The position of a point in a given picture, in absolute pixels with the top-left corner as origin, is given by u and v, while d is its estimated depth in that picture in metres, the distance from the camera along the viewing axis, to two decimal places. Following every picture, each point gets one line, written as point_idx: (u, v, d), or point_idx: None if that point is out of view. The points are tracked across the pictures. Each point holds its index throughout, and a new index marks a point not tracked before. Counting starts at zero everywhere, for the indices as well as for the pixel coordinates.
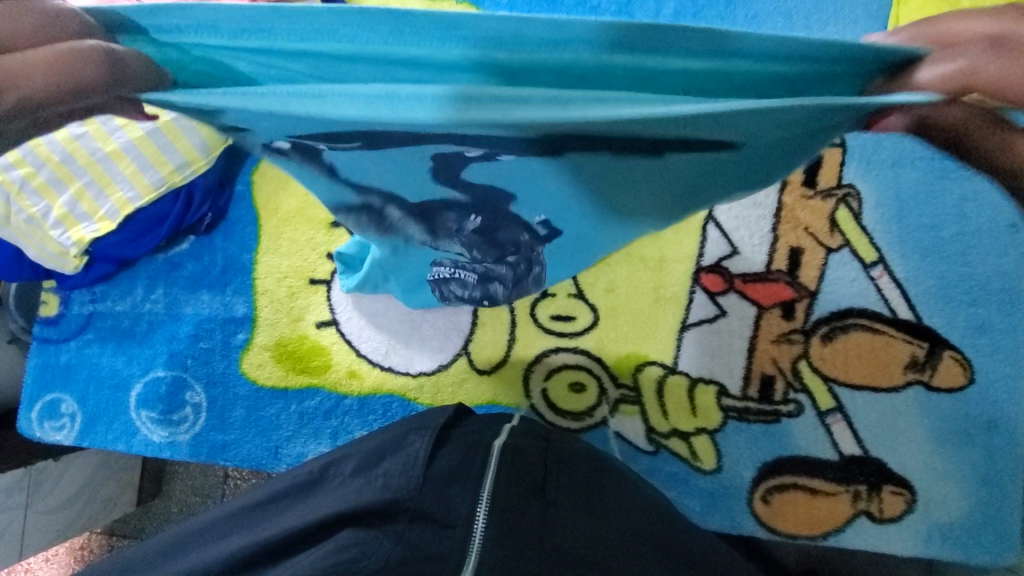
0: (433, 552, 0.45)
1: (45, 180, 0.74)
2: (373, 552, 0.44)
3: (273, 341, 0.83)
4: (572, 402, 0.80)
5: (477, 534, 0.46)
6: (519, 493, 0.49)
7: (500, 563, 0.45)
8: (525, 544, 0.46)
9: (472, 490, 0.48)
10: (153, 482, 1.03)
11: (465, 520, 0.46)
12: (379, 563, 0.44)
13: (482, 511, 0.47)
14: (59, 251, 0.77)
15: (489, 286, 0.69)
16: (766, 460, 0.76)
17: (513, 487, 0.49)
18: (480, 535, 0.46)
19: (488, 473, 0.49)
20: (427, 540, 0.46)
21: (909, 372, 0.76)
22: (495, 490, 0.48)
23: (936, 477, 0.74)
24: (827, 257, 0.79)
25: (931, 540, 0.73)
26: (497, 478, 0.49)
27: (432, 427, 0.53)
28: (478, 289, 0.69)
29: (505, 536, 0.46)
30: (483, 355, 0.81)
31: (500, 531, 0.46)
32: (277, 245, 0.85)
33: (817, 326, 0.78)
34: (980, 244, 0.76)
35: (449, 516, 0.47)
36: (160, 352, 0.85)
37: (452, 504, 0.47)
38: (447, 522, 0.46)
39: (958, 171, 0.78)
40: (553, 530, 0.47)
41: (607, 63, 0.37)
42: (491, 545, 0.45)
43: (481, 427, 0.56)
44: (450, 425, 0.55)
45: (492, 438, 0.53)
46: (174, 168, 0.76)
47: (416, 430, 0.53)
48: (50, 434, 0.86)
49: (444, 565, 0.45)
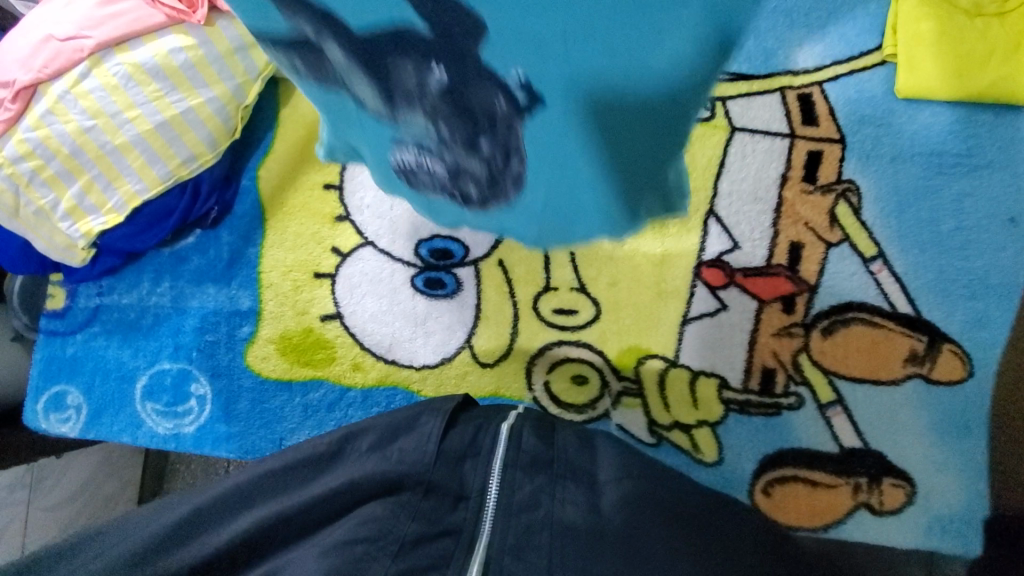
0: (448, 527, 0.48)
1: (55, 173, 0.74)
2: (391, 531, 0.47)
3: (278, 333, 0.84)
4: (573, 395, 0.80)
5: (488, 505, 0.49)
6: (526, 467, 0.51)
7: (511, 532, 0.47)
8: (534, 515, 0.48)
9: (483, 465, 0.51)
10: (154, 479, 1.01)
11: (478, 492, 0.50)
12: (396, 543, 0.46)
13: (494, 483, 0.50)
14: (67, 243, 0.79)
15: (466, 184, 0.50)
16: (767, 452, 0.77)
17: (521, 463, 0.51)
18: (492, 506, 0.49)
19: (498, 451, 0.52)
20: (442, 512, 0.49)
21: (910, 365, 0.76)
22: (504, 468, 0.50)
23: (936, 469, 0.74)
24: (827, 251, 0.80)
25: (931, 531, 0.73)
26: (506, 461, 0.51)
27: (443, 409, 0.54)
28: (454, 185, 0.51)
29: (516, 509, 0.48)
30: (486, 348, 0.82)
31: (510, 504, 0.48)
32: (282, 239, 0.86)
33: (818, 319, 0.78)
34: (978, 238, 0.78)
35: (463, 489, 0.50)
36: (165, 345, 0.85)
37: (465, 478, 0.51)
38: (462, 494, 0.50)
39: (955, 167, 0.79)
40: (557, 500, 0.49)
41: None
42: (503, 518, 0.48)
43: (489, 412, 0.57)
44: (460, 408, 0.56)
45: (500, 421, 0.55)
46: (182, 162, 0.78)
47: (427, 411, 0.54)
48: (56, 426, 0.87)
49: (458, 538, 0.48)
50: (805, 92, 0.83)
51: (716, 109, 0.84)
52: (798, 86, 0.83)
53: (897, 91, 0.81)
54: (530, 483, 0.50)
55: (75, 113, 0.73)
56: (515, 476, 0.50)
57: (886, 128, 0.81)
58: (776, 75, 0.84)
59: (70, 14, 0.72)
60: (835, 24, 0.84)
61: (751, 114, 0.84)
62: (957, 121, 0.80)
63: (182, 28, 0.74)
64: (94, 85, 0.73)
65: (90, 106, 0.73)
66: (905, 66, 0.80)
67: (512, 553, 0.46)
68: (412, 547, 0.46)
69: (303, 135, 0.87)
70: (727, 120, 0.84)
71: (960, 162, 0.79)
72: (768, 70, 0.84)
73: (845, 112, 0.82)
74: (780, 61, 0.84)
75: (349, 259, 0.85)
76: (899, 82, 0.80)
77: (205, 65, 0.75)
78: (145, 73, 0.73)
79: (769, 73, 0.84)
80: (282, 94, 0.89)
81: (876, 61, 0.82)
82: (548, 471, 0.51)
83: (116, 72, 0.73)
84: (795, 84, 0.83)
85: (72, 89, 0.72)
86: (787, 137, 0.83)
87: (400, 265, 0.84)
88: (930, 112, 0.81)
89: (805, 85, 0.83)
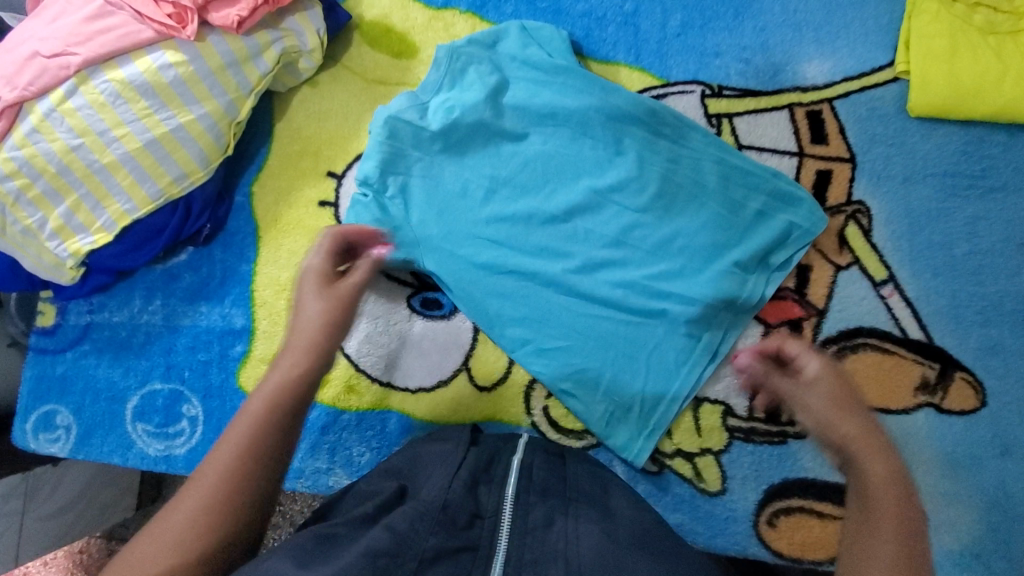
0: (466, 542, 0.48)
1: (41, 192, 0.73)
2: (411, 547, 0.45)
3: (271, 353, 0.82)
4: (572, 420, 0.78)
5: (505, 523, 0.50)
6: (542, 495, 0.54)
7: (527, 548, 0.48)
8: (548, 531, 0.50)
9: (497, 489, 0.53)
10: (153, 486, 1.00)
11: (494, 512, 0.51)
12: (416, 560, 0.45)
13: (509, 504, 0.51)
14: (56, 261, 0.78)
15: (474, 158, 0.77)
16: (771, 482, 0.75)
17: (535, 490, 0.54)
18: (507, 524, 0.50)
19: (510, 481, 0.54)
20: (459, 527, 0.49)
21: (921, 394, 0.74)
22: (517, 491, 0.53)
23: (948, 502, 0.72)
24: (836, 274, 0.77)
25: (941, 566, 0.71)
26: (519, 486, 0.54)
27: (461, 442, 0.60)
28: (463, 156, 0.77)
29: (531, 528, 0.50)
30: (483, 371, 0.80)
31: (524, 523, 0.50)
32: (276, 256, 0.84)
33: (826, 345, 0.76)
34: (992, 263, 0.76)
35: (478, 508, 0.51)
36: (157, 365, 0.84)
37: (481, 500, 0.52)
38: (477, 513, 0.51)
39: (970, 189, 0.77)
40: (564, 520, 0.51)
41: (561, 176, 0.76)
42: (517, 535, 0.49)
43: (498, 445, 0.62)
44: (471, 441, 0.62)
45: (510, 455, 0.60)
46: (173, 180, 0.77)
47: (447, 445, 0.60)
48: (45, 446, 0.85)
49: (476, 554, 0.48)
50: (815, 109, 0.81)
51: (722, 126, 0.82)
52: (807, 103, 0.81)
53: (909, 109, 0.79)
54: (543, 505, 0.52)
55: (62, 132, 0.72)
56: (528, 499, 0.53)
57: (897, 147, 0.79)
58: (784, 91, 0.82)
59: (56, 30, 0.72)
60: (845, 39, 0.82)
61: (758, 131, 0.81)
62: (971, 141, 0.78)
63: (172, 44, 0.73)
64: (81, 103, 0.72)
65: (77, 124, 0.72)
66: (918, 82, 0.78)
67: (530, 568, 0.47)
68: (431, 563, 0.45)
69: (298, 150, 0.86)
70: (734, 137, 0.81)
71: (975, 183, 0.78)
72: (776, 86, 0.82)
73: (855, 130, 0.80)
74: (788, 77, 0.82)
75: None
76: (911, 99, 0.78)
77: (196, 81, 0.74)
78: (133, 90, 0.72)
79: (777, 89, 0.82)
80: (279, 109, 0.87)
81: (887, 78, 0.81)
82: (560, 495, 0.54)
83: (103, 89, 0.72)
84: (804, 101, 0.81)
85: (58, 107, 0.72)
86: (795, 155, 0.80)
87: (397, 285, 0.82)
88: (944, 131, 0.79)
89: (814, 102, 0.81)
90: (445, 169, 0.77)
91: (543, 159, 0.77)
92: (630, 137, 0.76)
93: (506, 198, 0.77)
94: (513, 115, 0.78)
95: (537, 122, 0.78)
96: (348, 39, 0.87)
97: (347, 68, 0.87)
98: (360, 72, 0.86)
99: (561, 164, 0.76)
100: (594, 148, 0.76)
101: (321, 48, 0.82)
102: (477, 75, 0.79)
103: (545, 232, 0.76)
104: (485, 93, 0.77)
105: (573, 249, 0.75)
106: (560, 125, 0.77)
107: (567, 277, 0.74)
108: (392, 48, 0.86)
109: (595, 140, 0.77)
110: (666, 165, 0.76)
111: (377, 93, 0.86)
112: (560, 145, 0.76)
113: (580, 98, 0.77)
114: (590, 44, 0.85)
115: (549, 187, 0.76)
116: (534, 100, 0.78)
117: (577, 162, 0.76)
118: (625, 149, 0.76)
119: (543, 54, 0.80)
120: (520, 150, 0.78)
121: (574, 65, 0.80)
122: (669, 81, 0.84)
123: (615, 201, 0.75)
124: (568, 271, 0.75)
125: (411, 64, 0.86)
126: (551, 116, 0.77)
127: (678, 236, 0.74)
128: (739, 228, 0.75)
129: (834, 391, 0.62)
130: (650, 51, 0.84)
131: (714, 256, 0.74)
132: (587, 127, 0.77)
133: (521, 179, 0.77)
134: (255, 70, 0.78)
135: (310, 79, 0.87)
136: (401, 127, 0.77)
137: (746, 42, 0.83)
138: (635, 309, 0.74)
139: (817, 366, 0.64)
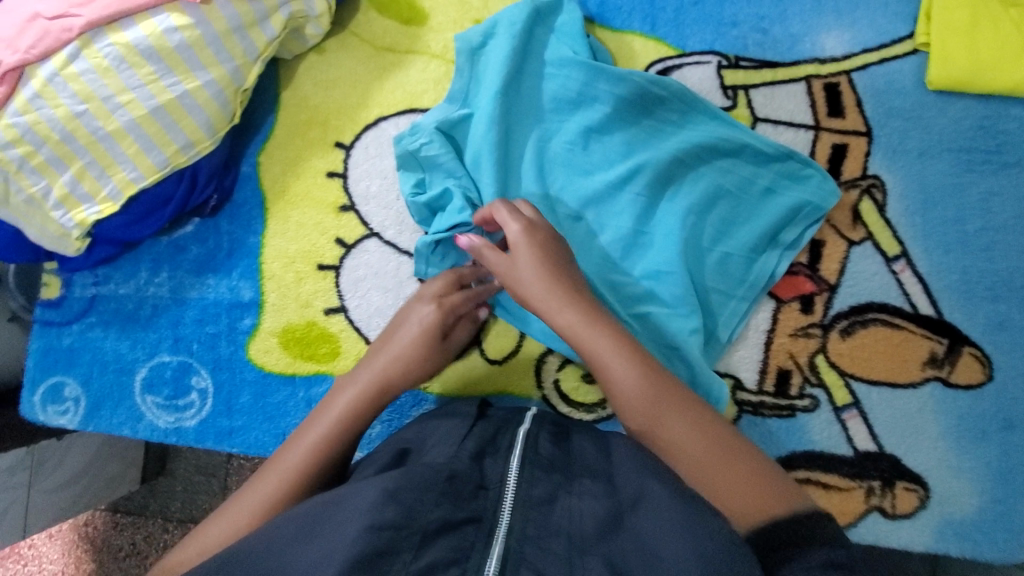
0: (471, 514, 0.48)
1: (45, 159, 0.72)
2: (421, 515, 0.45)
3: (281, 326, 0.81)
4: (582, 393, 0.78)
5: (508, 496, 0.50)
6: (552, 464, 0.55)
7: (531, 523, 0.48)
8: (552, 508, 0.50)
9: (502, 460, 0.54)
10: (156, 458, 1.02)
11: (498, 484, 0.51)
12: (420, 534, 0.44)
13: (513, 478, 0.52)
14: (60, 232, 0.76)
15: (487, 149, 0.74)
16: (778, 454, 0.75)
17: (540, 464, 0.54)
18: (511, 497, 0.50)
19: (515, 453, 0.55)
20: (464, 499, 0.49)
21: (929, 368, 0.75)
22: (522, 464, 0.53)
23: (952, 474, 0.73)
24: (849, 249, 0.77)
25: (942, 535, 0.73)
26: (524, 459, 0.54)
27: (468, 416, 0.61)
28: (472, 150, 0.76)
29: (534, 503, 0.50)
30: (495, 345, 0.80)
31: (528, 498, 0.50)
32: (284, 228, 0.82)
33: (836, 320, 0.76)
34: (1005, 239, 0.76)
35: (483, 480, 0.51)
36: (165, 337, 0.83)
37: (486, 472, 0.52)
38: (482, 484, 0.51)
39: (985, 165, 0.77)
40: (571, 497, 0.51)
41: (569, 168, 0.76)
42: (522, 510, 0.49)
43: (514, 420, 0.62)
44: (479, 415, 0.63)
45: (517, 425, 0.60)
46: (180, 149, 0.75)
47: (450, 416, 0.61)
48: (54, 418, 0.85)
49: (480, 526, 0.48)
50: (832, 80, 0.80)
51: (738, 98, 0.81)
52: (825, 75, 0.80)
53: (928, 82, 0.78)
54: (548, 481, 0.52)
55: (65, 97, 0.70)
56: (534, 474, 0.52)
57: (914, 121, 0.78)
58: (801, 62, 0.80)
59: None
60: (865, 9, 0.80)
61: (774, 103, 0.80)
62: (989, 115, 0.77)
63: (177, 5, 0.71)
64: (84, 67, 0.70)
65: (81, 89, 0.70)
66: (938, 54, 0.77)
67: (532, 541, 0.47)
68: (435, 535, 0.45)
69: (305, 119, 0.84)
70: (750, 109, 0.80)
71: (990, 159, 0.77)
72: (793, 57, 0.81)
73: (873, 102, 0.79)
74: (806, 48, 0.81)
75: (353, 251, 0.81)
76: (931, 72, 0.77)
77: (202, 46, 0.72)
78: (138, 54, 0.70)
79: (795, 60, 0.81)
80: (285, 76, 0.85)
81: (907, 49, 0.79)
82: (564, 472, 0.54)
83: (107, 53, 0.70)
84: (822, 73, 0.80)
85: (60, 71, 0.69)
86: (811, 129, 0.79)
87: (406, 258, 0.80)
88: (961, 104, 0.78)
89: (832, 74, 0.80)
90: (458, 165, 0.76)
91: (551, 154, 0.77)
92: (635, 122, 0.76)
93: (522, 191, 0.76)
94: (522, 108, 0.77)
95: (546, 115, 0.77)
96: (357, 4, 0.85)
97: (355, 35, 0.84)
98: (370, 39, 0.84)
99: (571, 157, 0.76)
100: (601, 140, 0.76)
101: (329, 13, 0.80)
102: (488, 64, 0.77)
103: (561, 224, 0.75)
104: (494, 84, 0.75)
105: (583, 241, 0.75)
106: (568, 120, 0.77)
107: (594, 270, 0.74)
108: (401, 15, 0.84)
109: (604, 129, 0.76)
110: (676, 149, 0.74)
111: (386, 60, 0.84)
112: (569, 139, 0.76)
113: (590, 89, 0.75)
114: (605, 12, 0.83)
115: (559, 180, 0.76)
116: (543, 92, 0.77)
117: (584, 155, 0.76)
118: (632, 138, 0.76)
119: (550, 42, 0.78)
120: (532, 141, 0.77)
121: (581, 48, 0.77)
122: (685, 50, 0.82)
123: (626, 187, 0.75)
124: (583, 259, 0.74)
125: (420, 32, 0.84)
126: (560, 109, 0.77)
127: (690, 214, 0.74)
128: (747, 208, 0.75)
129: (539, 251, 0.67)
130: (667, 19, 0.82)
131: (724, 236, 0.75)
132: (596, 118, 0.76)
133: (534, 172, 0.76)
134: (262, 35, 0.76)
135: (317, 46, 0.85)
136: (424, 125, 0.76)
137: (765, 12, 0.81)
138: (663, 298, 0.72)
139: (515, 226, 0.68)
